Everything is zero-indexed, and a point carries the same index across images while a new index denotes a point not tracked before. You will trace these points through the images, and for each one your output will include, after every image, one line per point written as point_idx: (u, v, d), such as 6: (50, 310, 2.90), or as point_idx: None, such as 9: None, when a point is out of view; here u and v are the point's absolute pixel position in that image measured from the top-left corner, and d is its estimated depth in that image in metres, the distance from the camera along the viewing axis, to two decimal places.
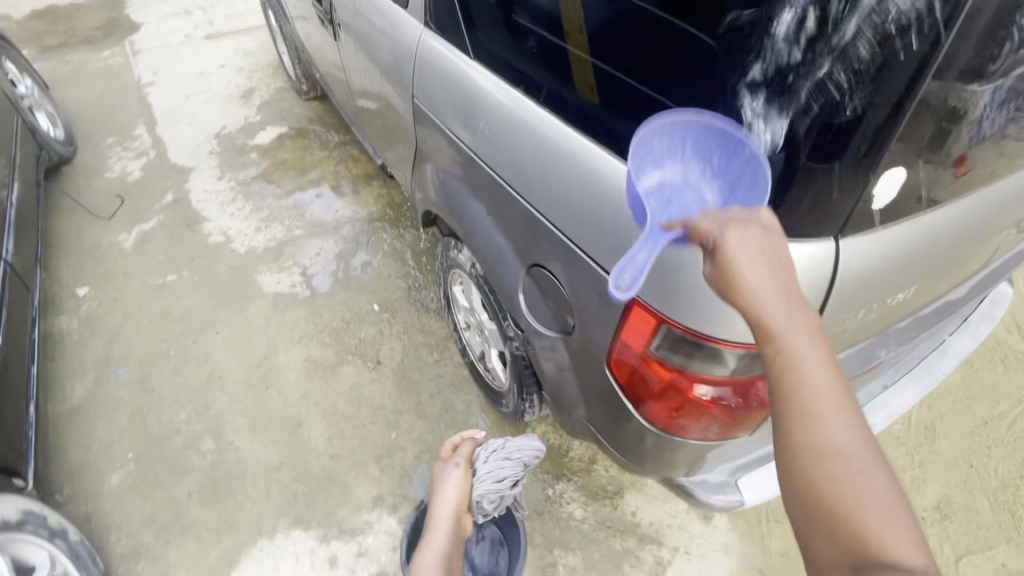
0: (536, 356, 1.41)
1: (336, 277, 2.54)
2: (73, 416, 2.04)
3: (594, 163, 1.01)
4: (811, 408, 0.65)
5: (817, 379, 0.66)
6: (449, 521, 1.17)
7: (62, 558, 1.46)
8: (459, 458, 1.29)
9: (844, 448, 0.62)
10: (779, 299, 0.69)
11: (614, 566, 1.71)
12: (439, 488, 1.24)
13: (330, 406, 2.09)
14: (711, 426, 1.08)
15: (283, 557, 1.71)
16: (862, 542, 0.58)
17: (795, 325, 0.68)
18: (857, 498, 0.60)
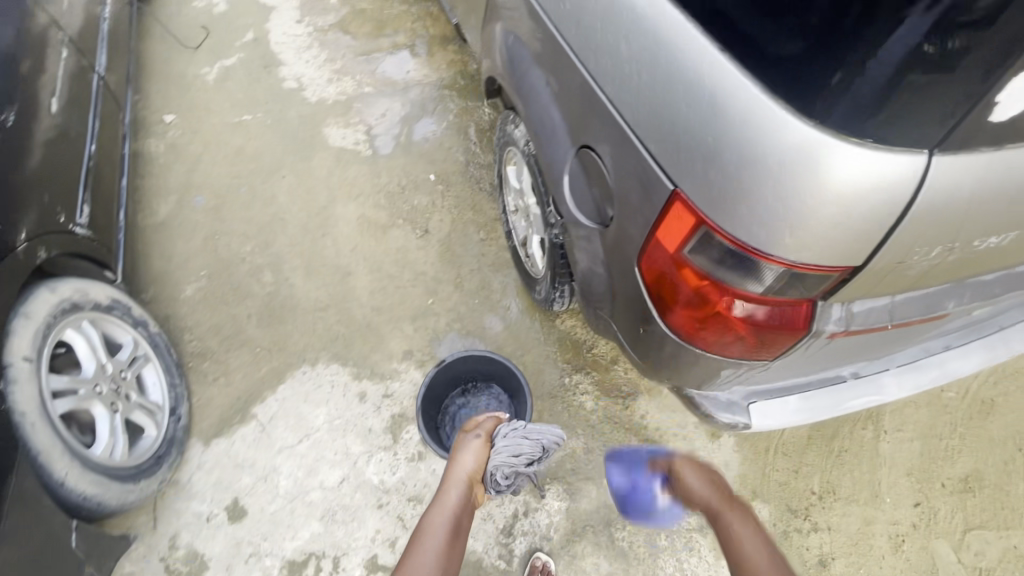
0: (571, 246, 1.37)
1: (398, 141, 2.53)
2: (158, 231, 2.28)
3: (666, 27, 0.87)
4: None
5: None
6: (464, 484, 1.30)
7: (143, 344, 1.72)
8: (480, 431, 1.45)
9: None
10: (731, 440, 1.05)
11: (612, 456, 1.81)
12: (459, 453, 1.40)
13: (377, 263, 2.20)
14: (736, 343, 1.04)
15: (321, 383, 1.93)
16: None
17: None
18: None
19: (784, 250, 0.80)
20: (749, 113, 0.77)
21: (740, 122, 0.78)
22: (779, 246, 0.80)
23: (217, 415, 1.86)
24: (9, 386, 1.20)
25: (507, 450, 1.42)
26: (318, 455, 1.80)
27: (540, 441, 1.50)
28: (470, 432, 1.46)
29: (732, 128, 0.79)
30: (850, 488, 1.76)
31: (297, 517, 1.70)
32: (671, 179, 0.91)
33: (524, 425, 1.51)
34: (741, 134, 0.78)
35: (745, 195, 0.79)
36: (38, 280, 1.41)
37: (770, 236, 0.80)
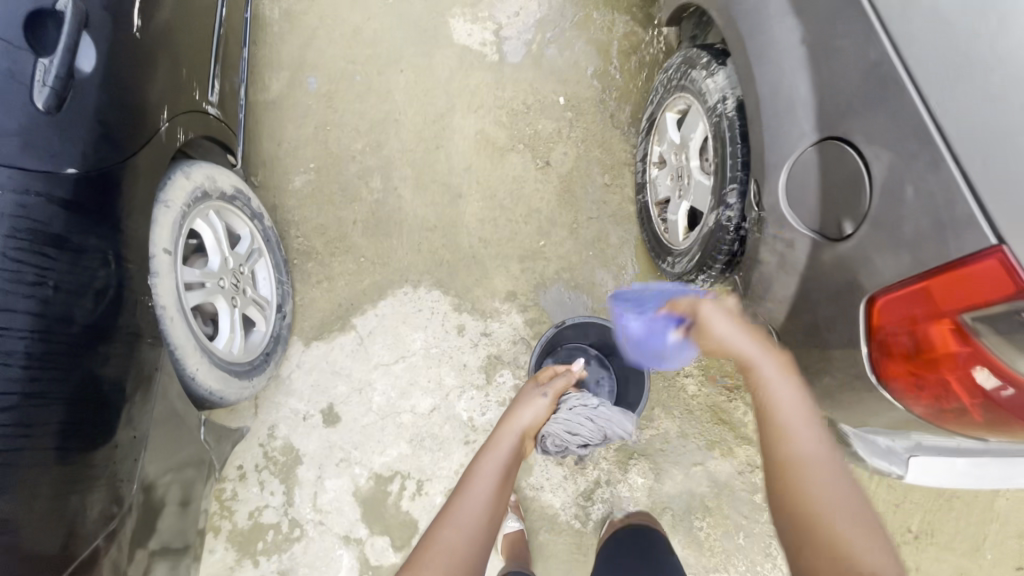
0: (754, 241, 1.18)
1: (529, 51, 2.23)
2: (268, 109, 2.14)
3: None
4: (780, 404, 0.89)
5: (787, 405, 0.89)
6: (516, 436, 1.18)
7: (257, 238, 1.69)
8: (546, 390, 1.34)
9: (811, 454, 0.81)
10: (787, 389, 0.92)
11: (706, 446, 1.74)
12: (517, 408, 1.29)
13: (490, 189, 2.04)
14: (945, 412, 0.91)
15: (421, 307, 1.88)
16: (839, 552, 0.69)
17: (771, 370, 0.96)
18: (828, 506, 0.74)
19: None
20: None
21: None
22: None
23: (318, 319, 1.86)
24: (154, 277, 1.17)
25: (566, 424, 1.38)
26: (412, 379, 1.80)
27: (603, 428, 1.40)
28: (535, 387, 1.37)
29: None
30: (950, 535, 1.66)
31: (387, 435, 1.74)
32: (991, 227, 0.71)
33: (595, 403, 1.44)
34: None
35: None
36: (174, 160, 1.33)
37: None
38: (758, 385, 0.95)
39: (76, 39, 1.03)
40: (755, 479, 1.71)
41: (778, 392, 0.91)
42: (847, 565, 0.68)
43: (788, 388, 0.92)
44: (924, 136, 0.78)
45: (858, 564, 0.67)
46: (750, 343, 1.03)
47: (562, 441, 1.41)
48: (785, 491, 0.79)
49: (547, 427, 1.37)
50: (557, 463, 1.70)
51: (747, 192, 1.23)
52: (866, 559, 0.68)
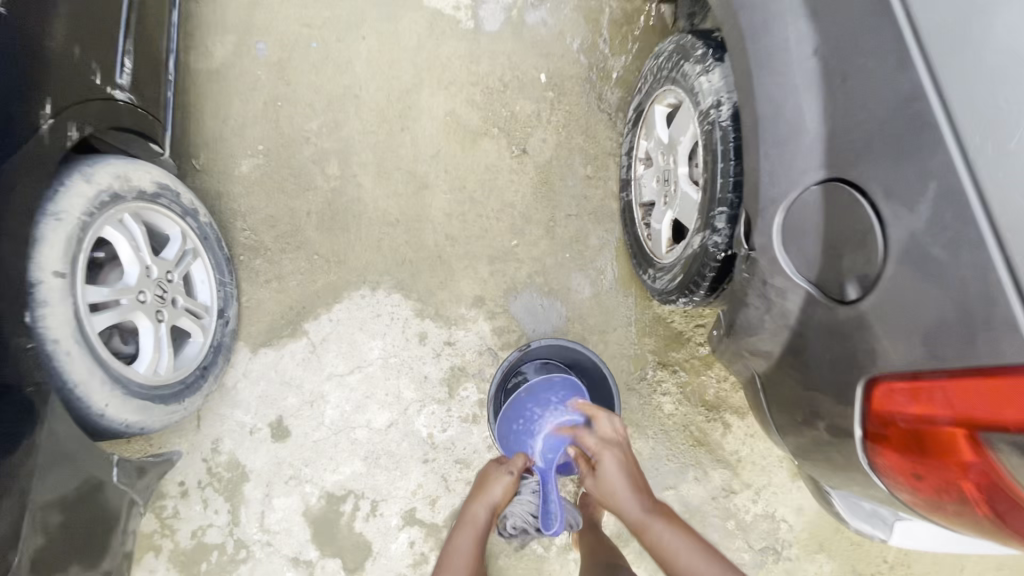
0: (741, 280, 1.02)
1: (509, 17, 1.96)
2: (211, 80, 1.89)
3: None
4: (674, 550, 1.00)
5: (679, 547, 1.00)
6: (487, 513, 1.15)
7: (192, 237, 1.49)
8: (511, 467, 1.22)
9: None
10: (668, 525, 1.04)
11: (679, 469, 1.64)
12: (488, 482, 1.19)
13: (459, 180, 1.84)
14: (932, 505, 0.79)
15: (380, 313, 1.73)
16: None
17: (653, 514, 1.05)
18: None
19: None
20: None
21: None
22: None
23: (267, 323, 1.70)
24: (39, 308, 1.01)
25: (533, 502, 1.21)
26: (368, 391, 1.67)
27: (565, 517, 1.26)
28: (504, 467, 1.23)
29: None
30: (925, 567, 1.60)
31: (340, 451, 1.63)
32: None
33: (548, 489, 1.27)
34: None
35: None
36: (68, 161, 1.13)
37: None
38: (653, 539, 1.03)
39: None
40: (728, 504, 1.62)
41: (672, 542, 1.01)
42: None
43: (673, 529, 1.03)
44: (966, 202, 0.66)
45: None
46: (632, 488, 1.08)
47: (528, 522, 1.21)
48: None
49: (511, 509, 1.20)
50: None
51: (739, 219, 1.06)
52: None
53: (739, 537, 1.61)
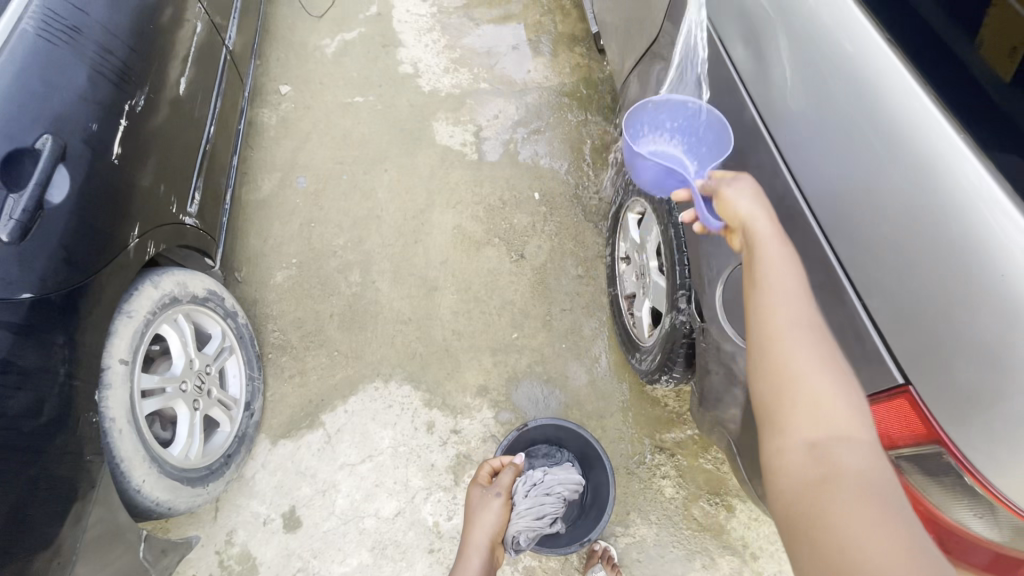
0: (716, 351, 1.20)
1: (506, 149, 2.36)
2: (259, 207, 2.25)
3: (945, 150, 0.67)
4: (802, 402, 0.68)
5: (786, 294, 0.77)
6: (485, 551, 1.16)
7: (230, 335, 1.70)
8: (499, 487, 1.30)
9: (816, 408, 0.67)
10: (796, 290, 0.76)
11: (686, 556, 1.63)
12: (476, 512, 1.25)
13: (466, 281, 2.08)
14: None
15: (392, 404, 1.86)
16: (785, 395, 0.69)
17: (789, 283, 0.77)
18: (815, 394, 0.68)
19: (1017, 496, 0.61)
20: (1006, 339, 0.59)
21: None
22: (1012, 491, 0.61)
23: (287, 416, 1.84)
24: (104, 390, 1.20)
25: (530, 513, 1.35)
26: (378, 480, 1.75)
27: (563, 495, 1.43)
28: (488, 491, 1.30)
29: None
30: None
31: (349, 542, 1.66)
32: (897, 363, 0.72)
33: (543, 475, 1.44)
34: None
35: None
36: (143, 272, 1.39)
37: (1005, 472, 0.61)
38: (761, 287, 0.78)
39: (52, 172, 1.13)
40: None
41: (772, 268, 0.79)
42: (828, 440, 0.64)
43: (809, 337, 0.73)
44: (832, 271, 0.81)
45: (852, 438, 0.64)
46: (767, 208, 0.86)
47: (533, 531, 1.36)
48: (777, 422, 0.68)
49: (511, 528, 1.33)
50: (528, 575, 1.61)
51: (692, 297, 1.24)
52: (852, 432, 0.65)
53: None
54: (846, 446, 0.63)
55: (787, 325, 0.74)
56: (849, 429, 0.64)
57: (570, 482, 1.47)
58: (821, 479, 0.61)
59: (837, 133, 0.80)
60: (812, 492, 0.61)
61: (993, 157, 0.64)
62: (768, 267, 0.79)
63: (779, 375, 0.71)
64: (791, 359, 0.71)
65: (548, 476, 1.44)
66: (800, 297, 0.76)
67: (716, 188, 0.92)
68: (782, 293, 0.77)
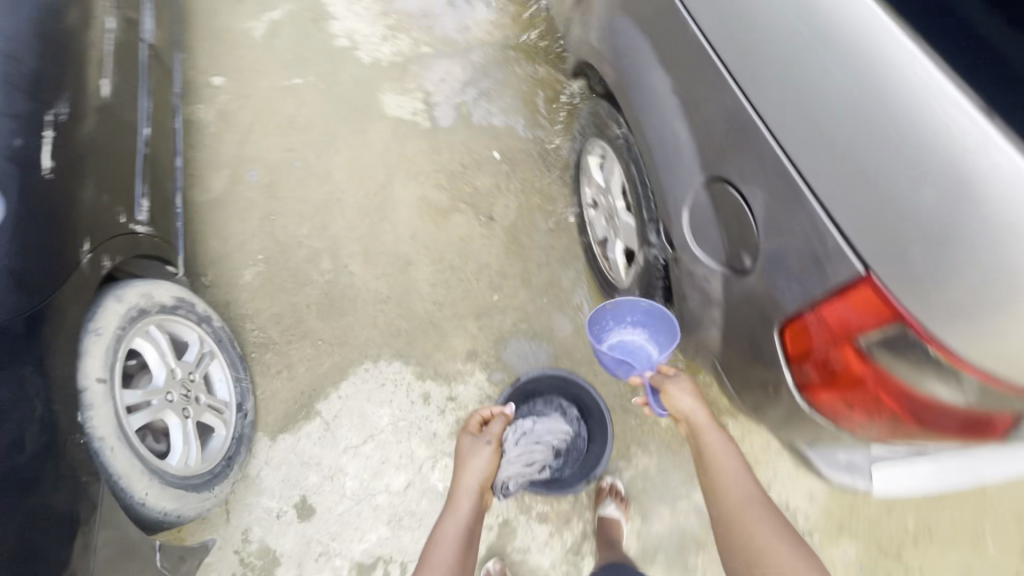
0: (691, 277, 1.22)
1: (458, 112, 2.30)
2: (214, 208, 2.17)
3: (880, 36, 0.68)
4: (742, 521, 0.99)
5: (727, 466, 1.07)
6: (473, 494, 1.21)
7: (208, 340, 1.67)
8: (489, 436, 1.34)
9: (755, 525, 0.98)
10: (731, 461, 1.07)
11: (688, 478, 1.70)
12: (466, 458, 1.29)
13: (439, 251, 2.06)
14: (875, 428, 0.88)
15: (384, 382, 1.87)
16: (735, 516, 1.01)
17: (728, 460, 1.08)
18: (754, 525, 0.98)
19: (976, 356, 0.66)
20: (954, 212, 0.62)
21: (997, 186, 0.59)
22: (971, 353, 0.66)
23: (281, 411, 1.84)
24: (87, 411, 1.17)
25: (519, 460, 1.54)
26: (383, 457, 1.77)
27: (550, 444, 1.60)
28: (479, 439, 1.34)
29: (981, 197, 0.60)
30: (948, 532, 1.60)
31: (364, 520, 1.70)
32: (857, 252, 0.74)
33: (533, 425, 1.61)
34: (1016, 197, 0.58)
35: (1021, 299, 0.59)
36: (103, 288, 1.34)
37: (965, 335, 0.65)
38: (708, 454, 1.10)
39: None
40: None
41: (717, 458, 1.08)
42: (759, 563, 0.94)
43: (756, 511, 1.00)
44: (788, 176, 0.83)
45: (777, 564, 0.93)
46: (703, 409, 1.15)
47: (522, 477, 1.55)
48: (748, 558, 0.95)
49: (503, 473, 1.52)
50: (542, 520, 1.67)
51: (661, 228, 1.26)
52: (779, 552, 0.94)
53: None
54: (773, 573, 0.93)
55: (741, 506, 1.01)
56: (798, 567, 0.91)
57: (558, 431, 1.63)
58: None
59: (780, 38, 0.80)
60: None
61: (928, 37, 0.65)
62: (713, 450, 1.09)
63: (744, 534, 0.98)
64: (739, 506, 1.01)
65: (537, 426, 1.62)
66: (745, 483, 1.04)
67: (661, 383, 1.21)
68: (729, 474, 1.06)
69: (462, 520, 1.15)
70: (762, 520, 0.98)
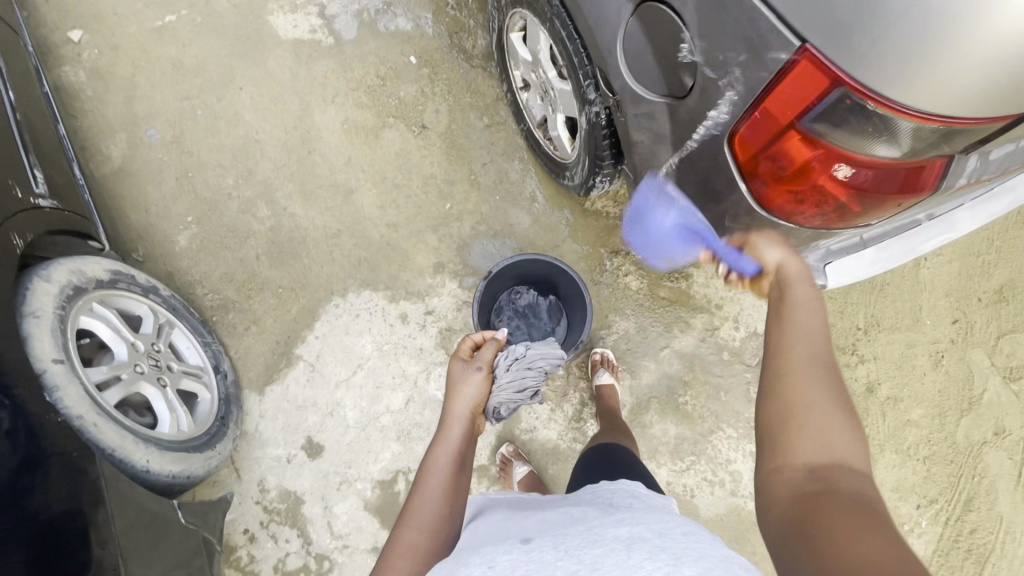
0: None
1: (361, 20, 2.10)
2: (122, 179, 1.98)
3: None
4: (802, 383, 0.80)
5: (803, 314, 0.89)
6: (464, 422, 1.06)
7: (162, 310, 1.58)
8: (480, 361, 1.15)
9: (814, 407, 0.77)
10: (817, 317, 0.88)
11: (665, 330, 1.82)
12: (455, 384, 1.12)
13: (379, 172, 1.97)
14: (821, 214, 0.94)
15: (358, 313, 1.85)
16: (788, 406, 0.79)
17: (810, 307, 0.90)
18: (811, 411, 0.78)
19: (909, 97, 0.71)
20: None
21: None
22: (905, 94, 0.70)
23: (262, 365, 1.80)
24: (55, 392, 1.12)
25: (511, 387, 1.29)
26: (376, 382, 1.79)
27: (544, 370, 1.35)
28: (470, 363, 1.15)
29: None
30: (892, 318, 1.80)
31: (374, 442, 1.74)
32: (792, 32, 0.76)
33: (525, 348, 1.34)
34: None
35: (943, 22, 0.64)
36: (26, 270, 1.22)
37: (898, 77, 0.69)
38: (789, 301, 0.91)
39: None
40: (717, 339, 1.81)
41: (799, 312, 0.89)
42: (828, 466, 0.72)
43: (818, 376, 0.80)
44: None
45: (838, 463, 0.72)
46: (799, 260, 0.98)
47: (513, 403, 1.33)
48: (785, 442, 0.77)
49: (493, 401, 1.28)
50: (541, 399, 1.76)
51: (599, 82, 1.23)
52: (839, 452, 0.73)
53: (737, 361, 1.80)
54: (843, 471, 0.71)
55: (804, 358, 0.83)
56: (852, 457, 0.72)
57: (553, 355, 1.39)
58: (818, 493, 0.69)
59: None
60: (809, 496, 0.69)
61: None
62: (796, 296, 0.91)
63: (786, 415, 0.79)
64: (803, 386, 0.80)
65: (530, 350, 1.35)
66: (819, 338, 0.86)
67: (745, 238, 1.03)
68: (806, 326, 0.87)
69: (452, 450, 1.01)
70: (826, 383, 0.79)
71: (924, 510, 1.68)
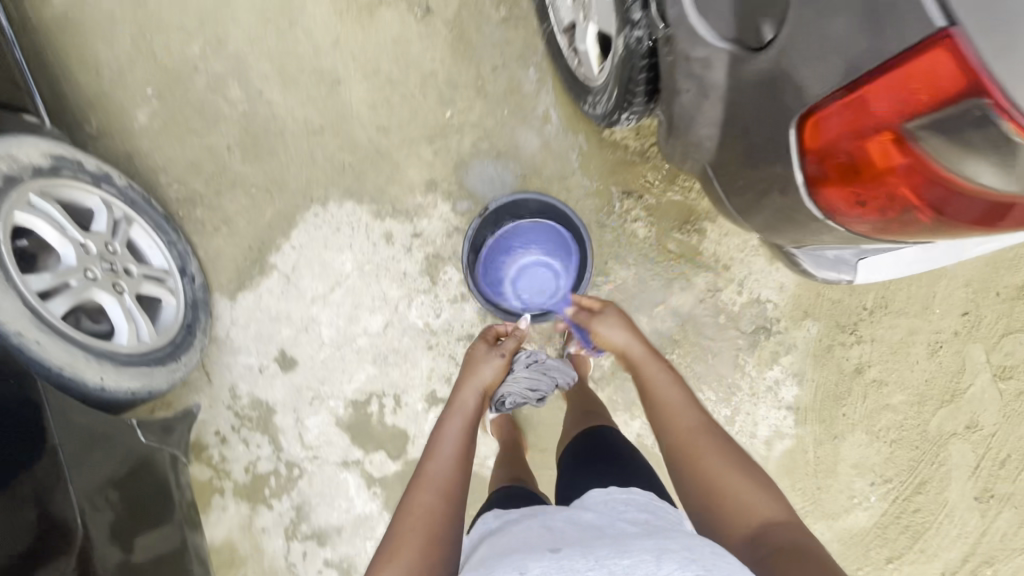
0: None
1: None
2: (65, 28, 1.66)
3: None
4: (704, 457, 1.06)
5: (676, 402, 1.17)
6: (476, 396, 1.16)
7: (117, 204, 1.42)
8: (504, 348, 1.26)
9: (727, 473, 1.02)
10: (680, 394, 1.19)
11: (665, 285, 1.71)
12: (474, 365, 1.23)
13: (371, 62, 1.68)
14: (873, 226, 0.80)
15: (339, 226, 1.69)
16: (705, 478, 1.03)
17: (673, 392, 1.19)
18: (722, 477, 1.02)
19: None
20: None
21: None
22: None
23: (233, 270, 1.68)
24: None
25: (521, 382, 1.37)
26: (355, 303, 1.69)
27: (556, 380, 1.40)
28: (492, 348, 1.27)
29: None
30: (902, 302, 1.71)
31: (349, 362, 1.70)
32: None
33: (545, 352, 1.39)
34: None
35: None
36: None
37: None
38: (654, 397, 1.20)
39: None
40: (717, 301, 1.72)
41: (665, 396, 1.19)
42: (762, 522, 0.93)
43: (708, 445, 1.08)
44: None
45: (769, 518, 0.94)
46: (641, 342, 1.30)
47: (518, 398, 1.42)
48: (708, 503, 1.01)
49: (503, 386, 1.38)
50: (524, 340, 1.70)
51: None
52: (761, 508, 0.96)
53: (733, 326, 1.72)
54: (774, 523, 0.93)
55: (693, 436, 1.10)
56: (776, 510, 0.95)
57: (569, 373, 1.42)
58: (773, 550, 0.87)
59: None
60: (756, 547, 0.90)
61: None
62: (659, 387, 1.21)
63: (701, 481, 1.03)
64: (706, 461, 1.05)
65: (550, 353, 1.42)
66: (694, 412, 1.15)
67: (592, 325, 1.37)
68: (679, 409, 1.16)
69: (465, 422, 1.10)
70: (722, 462, 1.04)
71: (877, 487, 1.74)
